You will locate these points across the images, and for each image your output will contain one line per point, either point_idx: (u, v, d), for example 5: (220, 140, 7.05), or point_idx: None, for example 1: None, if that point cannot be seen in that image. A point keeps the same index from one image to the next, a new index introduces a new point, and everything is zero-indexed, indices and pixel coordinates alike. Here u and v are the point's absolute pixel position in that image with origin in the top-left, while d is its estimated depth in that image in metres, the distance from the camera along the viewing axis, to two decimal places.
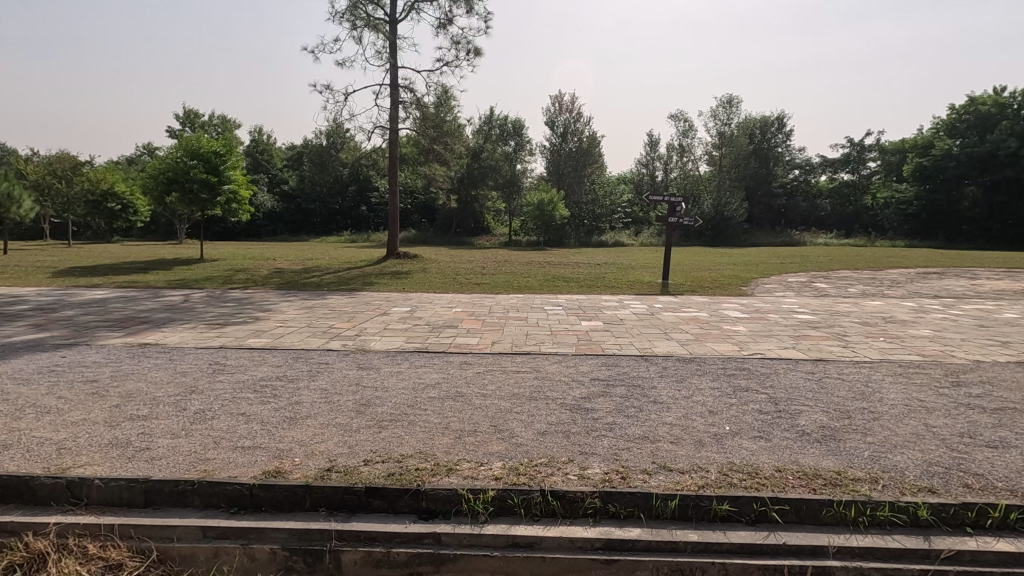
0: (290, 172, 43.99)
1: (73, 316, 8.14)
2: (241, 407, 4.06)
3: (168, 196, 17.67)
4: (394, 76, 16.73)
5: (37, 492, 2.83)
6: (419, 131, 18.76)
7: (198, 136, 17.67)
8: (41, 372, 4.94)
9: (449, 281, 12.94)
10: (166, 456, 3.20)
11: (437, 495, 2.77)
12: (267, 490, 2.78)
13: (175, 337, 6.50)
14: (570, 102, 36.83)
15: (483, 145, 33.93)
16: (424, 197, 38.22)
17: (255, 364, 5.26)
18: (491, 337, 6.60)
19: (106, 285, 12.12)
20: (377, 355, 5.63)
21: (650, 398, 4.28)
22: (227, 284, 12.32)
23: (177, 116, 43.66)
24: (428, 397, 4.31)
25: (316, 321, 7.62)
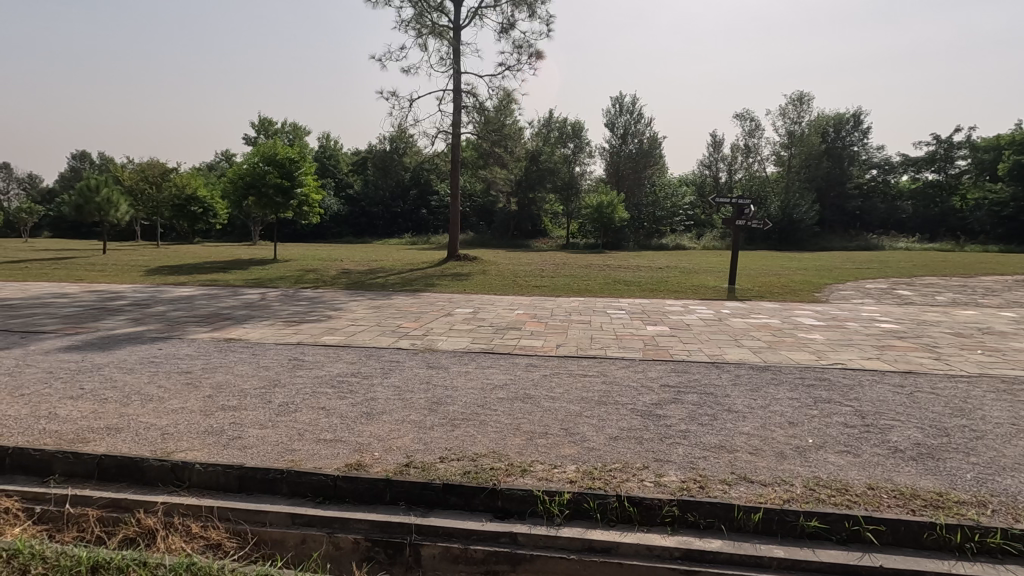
0: (355, 176, 45.61)
1: (165, 311, 8.77)
2: (321, 401, 4.26)
3: (246, 200, 18.73)
4: (457, 81, 17.02)
5: (146, 473, 3.07)
6: (479, 135, 19.00)
7: (274, 143, 18.66)
8: (143, 363, 5.36)
9: (509, 283, 13.09)
10: (257, 445, 3.39)
11: (512, 495, 2.80)
12: (350, 482, 2.90)
13: (257, 334, 6.89)
14: (631, 102, 36.33)
15: (541, 150, 34.21)
16: (482, 199, 38.78)
17: (331, 361, 5.51)
18: (556, 339, 6.60)
19: (191, 283, 12.97)
20: (445, 355, 5.76)
21: (723, 405, 4.16)
22: (299, 284, 12.93)
23: (254, 124, 46.38)
24: (497, 397, 4.37)
25: (384, 321, 7.87)
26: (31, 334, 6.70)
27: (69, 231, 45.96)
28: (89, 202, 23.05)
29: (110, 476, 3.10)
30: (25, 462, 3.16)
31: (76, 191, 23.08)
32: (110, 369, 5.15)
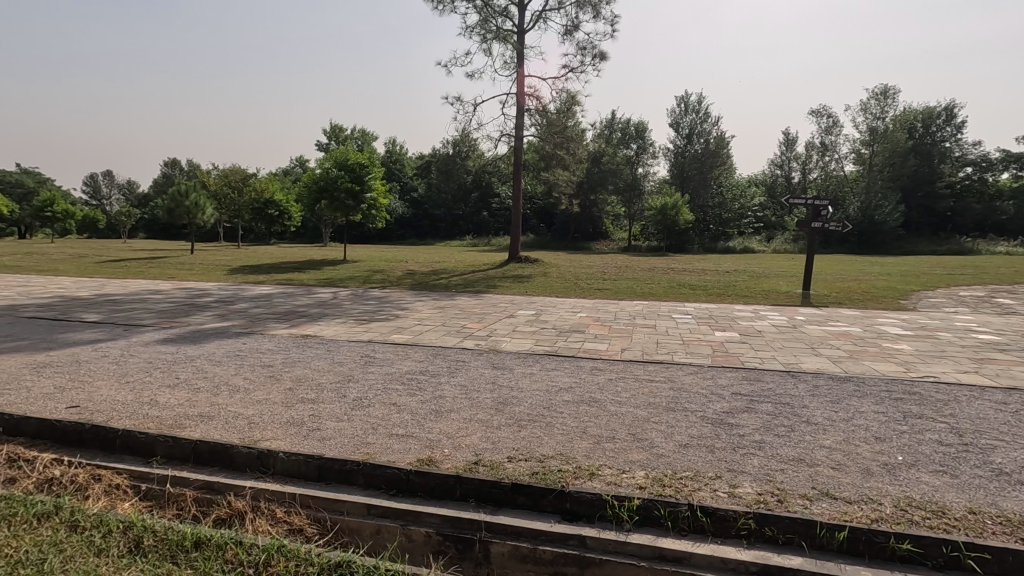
0: (419, 180, 46.79)
1: (248, 308, 9.37)
2: (392, 397, 4.41)
3: (319, 204, 19.60)
4: (520, 84, 17.16)
5: (235, 458, 3.28)
6: (542, 137, 19.04)
7: (346, 149, 19.48)
8: (230, 356, 5.75)
9: (571, 285, 13.06)
10: (335, 437, 3.57)
11: (581, 498, 2.79)
12: (422, 477, 2.99)
13: (331, 331, 7.23)
14: (697, 101, 35.33)
15: (604, 150, 33.82)
16: (543, 201, 38.91)
17: (401, 358, 5.70)
18: (621, 343, 6.52)
19: (269, 283, 13.77)
20: (510, 356, 5.82)
21: (801, 417, 3.97)
22: (367, 284, 13.42)
23: (326, 132, 48.70)
24: (562, 400, 4.37)
25: (450, 321, 8.05)
26: (133, 327, 7.33)
27: (161, 232, 49.98)
28: (180, 205, 24.99)
29: (204, 460, 3.34)
30: (133, 443, 3.47)
31: (169, 195, 25.04)
32: (201, 361, 5.55)
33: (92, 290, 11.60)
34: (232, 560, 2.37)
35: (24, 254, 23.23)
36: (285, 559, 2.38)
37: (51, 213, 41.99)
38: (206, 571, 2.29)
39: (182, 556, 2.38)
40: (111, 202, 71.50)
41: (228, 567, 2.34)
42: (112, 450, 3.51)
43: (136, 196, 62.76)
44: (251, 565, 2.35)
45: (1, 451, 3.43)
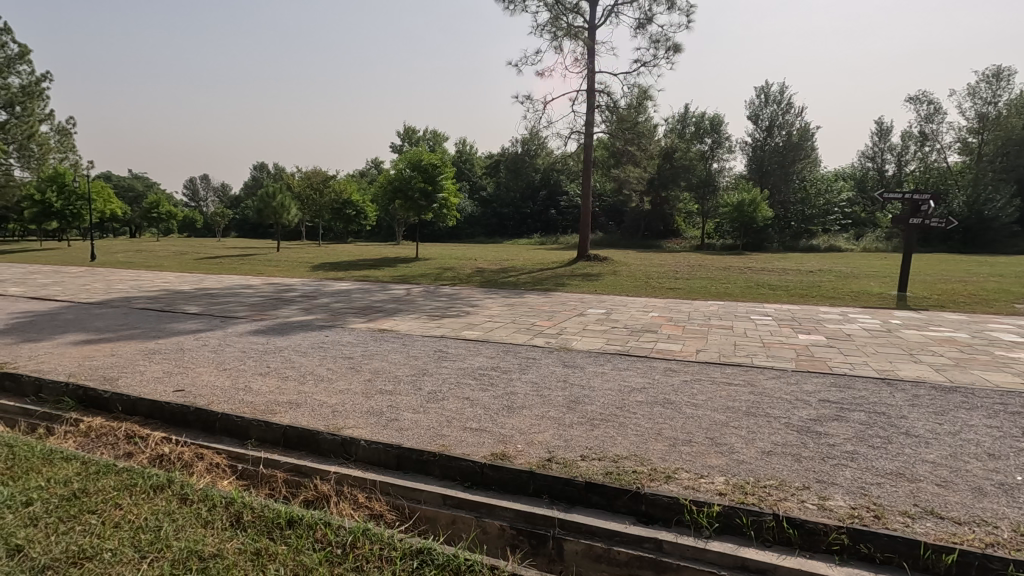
0: (488, 178, 47.40)
1: (329, 303, 9.87)
2: (466, 391, 4.50)
3: (393, 204, 20.30)
4: (591, 81, 16.98)
5: (320, 444, 3.47)
6: (612, 134, 18.76)
7: (419, 150, 20.05)
8: (314, 348, 6.09)
9: (641, 284, 12.78)
10: (412, 428, 3.69)
11: (657, 501, 2.73)
12: (496, 470, 3.03)
13: (405, 326, 7.49)
14: (779, 91, 33.51)
15: (676, 146, 32.79)
16: (612, 198, 38.34)
17: (472, 354, 5.80)
18: (695, 344, 6.30)
19: (347, 279, 14.46)
20: (580, 354, 5.78)
21: (898, 427, 3.68)
22: (438, 281, 13.78)
23: (400, 134, 50.42)
24: (636, 400, 4.28)
25: (520, 318, 8.10)
26: (228, 319, 7.92)
27: (250, 231, 53.73)
28: (267, 206, 26.72)
29: (293, 444, 3.55)
30: (231, 426, 3.74)
31: (259, 197, 26.83)
32: (289, 352, 5.91)
33: (192, 284, 12.67)
34: (322, 539, 2.50)
35: (132, 253, 24.03)
36: (369, 542, 2.48)
37: (157, 214, 46.21)
38: (299, 547, 2.43)
39: (278, 532, 2.54)
40: (208, 204, 77.61)
41: (318, 545, 2.47)
42: (212, 431, 3.80)
43: (229, 198, 67.67)
44: (339, 545, 2.46)
45: (120, 428, 3.81)
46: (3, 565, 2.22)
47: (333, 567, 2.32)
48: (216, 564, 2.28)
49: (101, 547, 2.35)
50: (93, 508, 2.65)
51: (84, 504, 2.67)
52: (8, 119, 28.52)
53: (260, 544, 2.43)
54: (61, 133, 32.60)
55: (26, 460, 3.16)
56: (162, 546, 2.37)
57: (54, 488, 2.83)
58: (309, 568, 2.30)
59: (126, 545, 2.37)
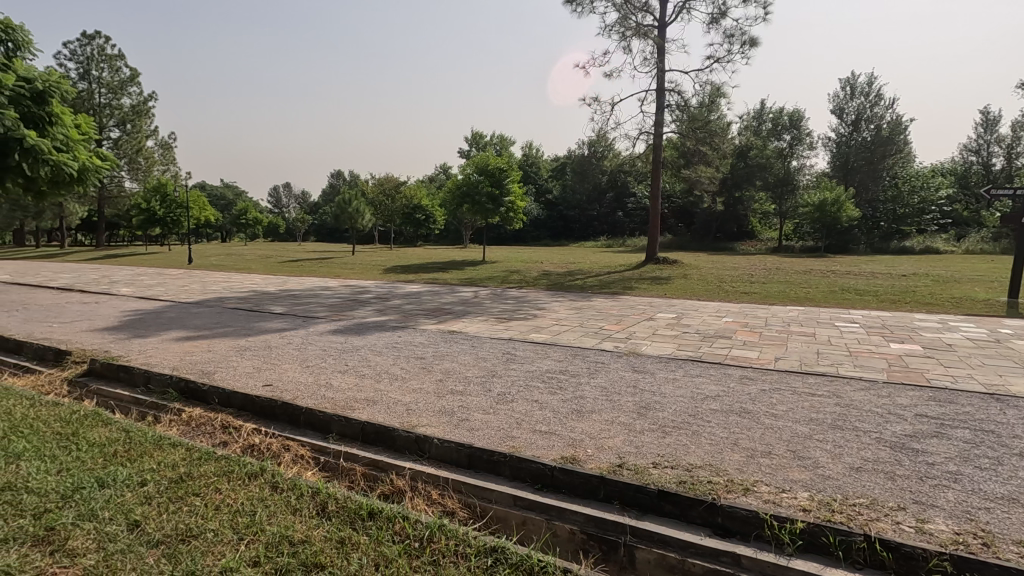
0: (554, 181, 47.44)
1: (401, 304, 10.23)
2: (535, 394, 4.54)
3: (461, 208, 20.72)
4: (660, 80, 16.63)
5: (397, 441, 3.61)
6: (682, 133, 18.27)
7: (486, 155, 20.39)
8: (389, 347, 6.34)
9: (714, 288, 12.34)
10: (482, 428, 3.76)
11: (734, 513, 2.63)
12: (566, 474, 3.03)
13: (474, 328, 7.65)
14: (866, 83, 31.39)
15: (751, 144, 31.40)
16: (682, 199, 37.29)
17: (541, 357, 5.83)
18: (773, 351, 6.01)
19: (418, 281, 14.92)
20: (651, 359, 5.68)
21: (1010, 448, 3.34)
22: (506, 283, 13.97)
23: (468, 139, 51.50)
24: (709, 408, 4.15)
25: (588, 322, 8.05)
26: (310, 319, 8.39)
27: (328, 235, 56.66)
28: (344, 212, 28.10)
29: (370, 440, 3.71)
30: (315, 420, 3.97)
31: (336, 203, 28.27)
32: (365, 351, 6.19)
33: (276, 286, 13.49)
34: (400, 532, 2.60)
35: (223, 254, 28.79)
36: (445, 537, 2.56)
37: (246, 220, 49.73)
38: (379, 539, 2.53)
39: (360, 523, 2.66)
40: (290, 210, 82.75)
41: (396, 538, 2.57)
42: (298, 425, 4.04)
43: (309, 204, 71.64)
44: (417, 538, 2.55)
45: (217, 418, 4.13)
46: (126, 536, 2.48)
47: (412, 559, 2.41)
48: (305, 549, 2.43)
49: (205, 526, 2.56)
50: (197, 491, 2.89)
51: (189, 487, 2.92)
52: (121, 137, 31.68)
53: (344, 533, 2.55)
54: (164, 147, 35.83)
55: (140, 444, 3.50)
56: (257, 530, 2.55)
57: (163, 471, 3.11)
58: (389, 559, 2.40)
59: (226, 526, 2.57)
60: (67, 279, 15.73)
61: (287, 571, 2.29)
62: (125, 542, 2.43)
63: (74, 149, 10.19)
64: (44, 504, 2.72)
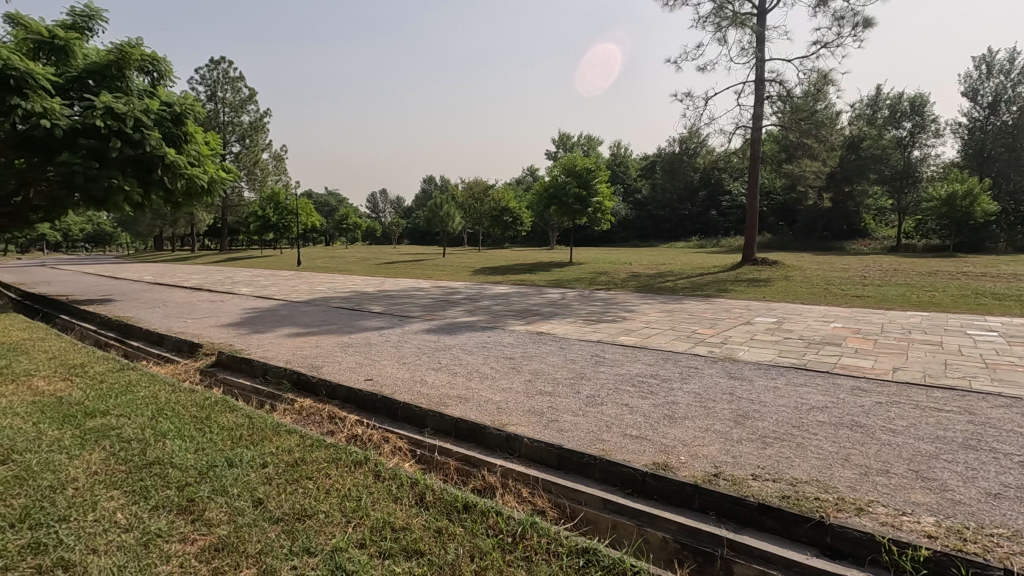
0: (643, 180, 46.27)
1: (490, 305, 10.47)
2: (625, 397, 4.47)
3: (548, 210, 20.78)
4: (760, 70, 15.72)
5: (488, 438, 3.71)
6: (784, 125, 17.09)
7: (574, 156, 20.35)
8: (479, 347, 6.53)
9: (820, 291, 11.47)
10: (572, 430, 3.77)
11: (845, 535, 2.44)
12: (658, 480, 2.97)
13: (562, 329, 7.67)
14: (1006, 60, 27.87)
15: (863, 134, 28.41)
16: (784, 195, 34.90)
17: (630, 360, 5.73)
18: (891, 361, 5.48)
19: (506, 283, 15.18)
20: (749, 366, 5.39)
21: None
22: (593, 285, 13.84)
23: (555, 141, 51.69)
24: (815, 420, 3.88)
25: (679, 325, 7.79)
26: (405, 318, 8.82)
27: (421, 238, 59.22)
28: (435, 215, 29.17)
29: (463, 436, 3.85)
30: (411, 414, 4.18)
31: (429, 208, 29.46)
32: (457, 349, 6.42)
33: (374, 287, 14.32)
34: (494, 527, 2.67)
35: (330, 254, 34.37)
36: (537, 534, 2.60)
37: (347, 225, 53.14)
38: (474, 531, 2.63)
39: (456, 515, 2.78)
40: (386, 214, 87.47)
41: (490, 531, 2.64)
42: (396, 418, 4.27)
43: (403, 208, 75.27)
44: (509, 533, 2.62)
45: (324, 409, 4.47)
46: (252, 512, 2.76)
47: (505, 553, 2.47)
48: (405, 536, 2.57)
49: (317, 508, 2.79)
50: (309, 475, 3.15)
51: (302, 471, 3.20)
52: (241, 151, 34.97)
53: (440, 523, 2.67)
54: (277, 158, 39.04)
55: (262, 429, 3.88)
56: (363, 514, 2.74)
57: (281, 455, 3.42)
58: (484, 551, 2.48)
59: (335, 510, 2.78)
60: (197, 280, 17.65)
61: (390, 554, 2.44)
62: (252, 517, 2.70)
63: (204, 163, 11.47)
64: (186, 478, 3.10)
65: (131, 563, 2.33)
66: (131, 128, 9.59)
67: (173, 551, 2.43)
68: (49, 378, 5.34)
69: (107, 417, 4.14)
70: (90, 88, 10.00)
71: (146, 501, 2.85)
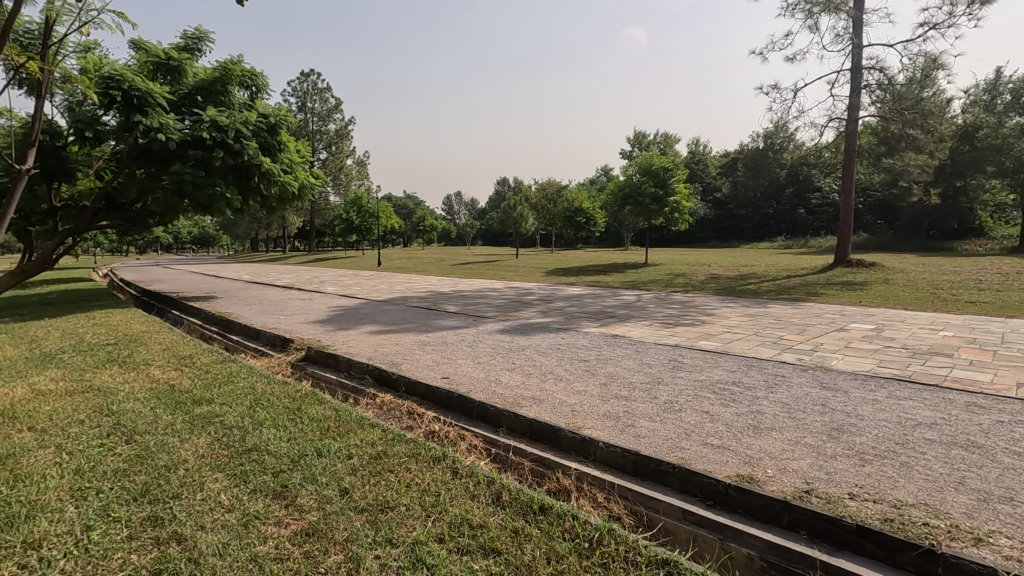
0: (723, 179, 44.38)
1: (564, 306, 10.41)
2: (705, 405, 4.30)
3: (623, 210, 20.40)
4: (856, 57, 14.60)
5: (562, 441, 3.69)
6: (884, 116, 15.78)
7: (650, 155, 19.82)
8: (553, 348, 6.50)
9: (926, 296, 10.46)
10: (649, 436, 3.67)
11: (961, 566, 2.21)
12: (743, 494, 2.82)
13: (638, 332, 7.49)
14: None
15: (980, 122, 25.31)
16: (884, 191, 32.26)
17: (711, 366, 5.50)
18: (1013, 375, 4.90)
19: (579, 284, 15.05)
20: (843, 376, 5.01)
21: None
22: (670, 287, 13.44)
23: (631, 140, 50.71)
24: (922, 437, 3.54)
25: (764, 330, 7.38)
26: (479, 318, 8.96)
27: (494, 239, 60.04)
28: (509, 216, 29.47)
29: (538, 437, 3.85)
30: (486, 413, 4.24)
31: (503, 209, 29.82)
32: (531, 350, 6.44)
33: (450, 287, 14.67)
34: (570, 531, 2.65)
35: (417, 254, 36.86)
36: (615, 541, 2.55)
37: (425, 226, 54.87)
38: (550, 534, 2.62)
39: (532, 516, 2.78)
40: (461, 216, 89.52)
41: (567, 535, 2.63)
42: (471, 416, 4.35)
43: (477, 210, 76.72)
44: (586, 539, 2.59)
45: (403, 405, 4.63)
46: (339, 501, 2.90)
47: (582, 558, 2.44)
48: (482, 533, 2.61)
49: (399, 501, 2.89)
50: (391, 468, 3.28)
51: (384, 464, 3.33)
52: (328, 157, 37.01)
53: (517, 524, 2.69)
54: (360, 163, 40.98)
55: (347, 422, 4.07)
56: (441, 509, 2.82)
57: (365, 448, 3.58)
58: (560, 555, 2.46)
59: (416, 503, 2.88)
60: (287, 279, 18.86)
61: (468, 551, 2.48)
62: (339, 505, 2.85)
63: (295, 171, 12.24)
64: (280, 465, 3.32)
65: (233, 542, 2.52)
66: (232, 139, 10.41)
67: (269, 533, 2.60)
68: (164, 368, 5.91)
69: (211, 404, 4.52)
70: (198, 104, 10.97)
71: (246, 484, 3.08)
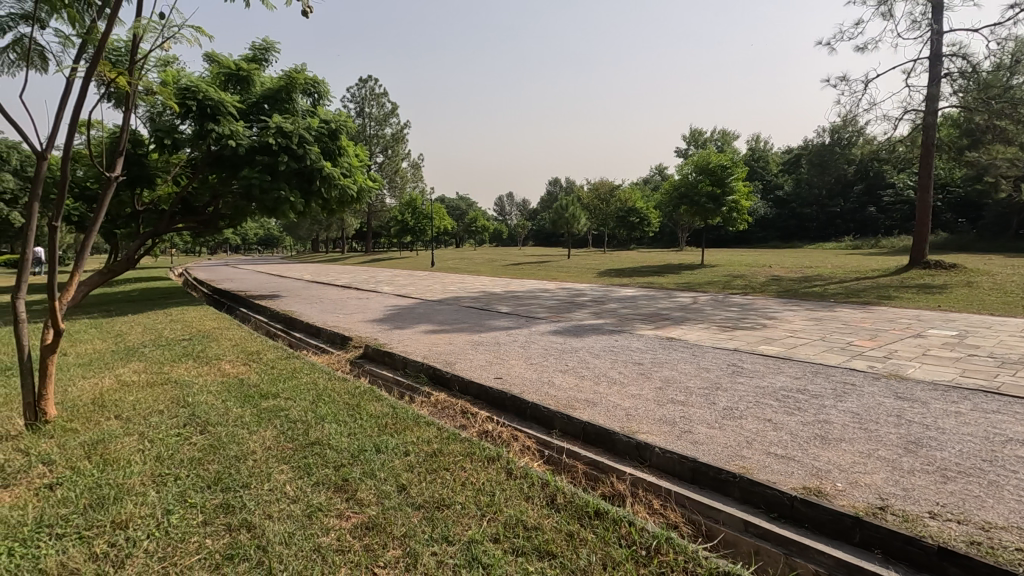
0: (786, 176, 42.55)
1: (617, 308, 10.26)
2: (767, 412, 4.12)
3: (678, 209, 19.90)
4: (935, 44, 13.65)
5: (617, 444, 3.64)
6: (967, 106, 14.64)
7: (707, 153, 19.23)
8: (606, 351, 6.42)
9: (1015, 300, 9.65)
10: (707, 443, 3.56)
11: None
12: (811, 507, 2.69)
13: (695, 335, 7.28)
14: None
15: None
16: (966, 186, 29.97)
17: (773, 372, 5.27)
18: None
19: (633, 285, 14.81)
20: (921, 385, 4.69)
21: None
22: (728, 289, 12.99)
23: (687, 138, 49.49)
24: (1012, 455, 3.26)
25: (832, 335, 7.01)
26: (531, 319, 8.96)
27: (546, 240, 60.01)
28: (561, 217, 29.35)
29: (591, 440, 3.81)
30: (540, 414, 4.24)
31: (555, 210, 29.74)
32: (584, 352, 6.38)
33: (502, 287, 14.76)
34: (627, 537, 2.60)
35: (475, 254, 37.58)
36: (673, 550, 2.49)
37: (477, 227, 55.51)
38: (606, 539, 2.58)
39: (587, 520, 2.76)
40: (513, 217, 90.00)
41: (623, 541, 2.58)
42: (524, 417, 4.36)
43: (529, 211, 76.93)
44: (643, 546, 2.53)
45: (457, 404, 4.69)
46: (397, 496, 2.97)
47: (639, 566, 2.40)
48: (537, 535, 2.61)
49: (454, 499, 2.94)
50: (446, 466, 3.33)
51: (439, 461, 3.39)
52: (384, 160, 38.06)
53: (572, 527, 2.67)
54: (415, 166, 41.91)
55: (404, 419, 4.17)
56: (496, 509, 2.84)
57: (421, 445, 3.66)
58: (617, 561, 2.43)
59: (471, 502, 2.91)
60: (346, 279, 19.51)
61: (523, 552, 2.49)
62: (397, 501, 2.92)
63: (354, 174, 12.67)
64: (341, 459, 3.43)
65: (299, 532, 2.63)
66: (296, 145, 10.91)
67: (332, 525, 2.70)
68: (233, 362, 6.24)
69: (277, 398, 4.75)
70: (265, 112, 11.50)
71: (309, 476, 3.21)
